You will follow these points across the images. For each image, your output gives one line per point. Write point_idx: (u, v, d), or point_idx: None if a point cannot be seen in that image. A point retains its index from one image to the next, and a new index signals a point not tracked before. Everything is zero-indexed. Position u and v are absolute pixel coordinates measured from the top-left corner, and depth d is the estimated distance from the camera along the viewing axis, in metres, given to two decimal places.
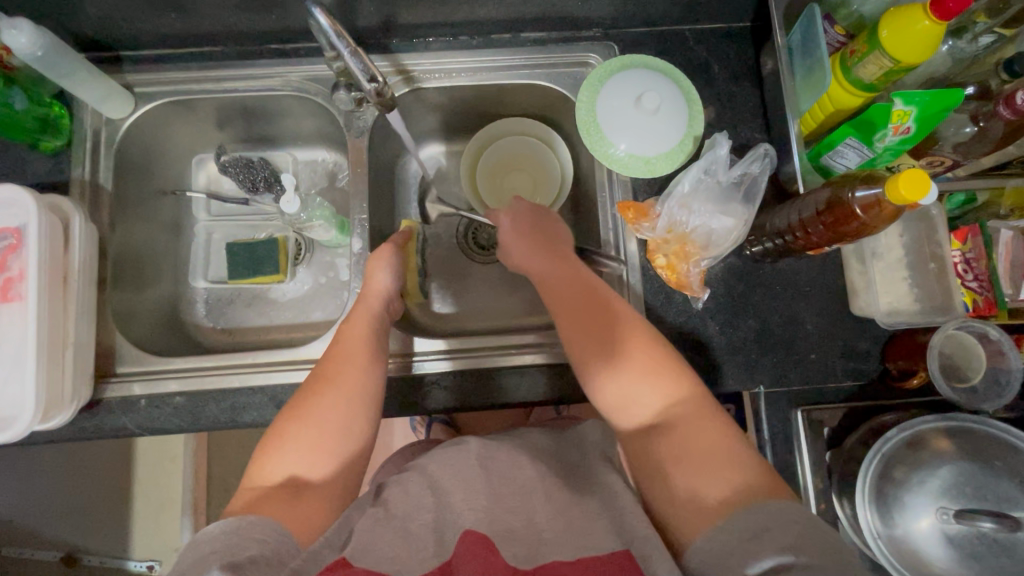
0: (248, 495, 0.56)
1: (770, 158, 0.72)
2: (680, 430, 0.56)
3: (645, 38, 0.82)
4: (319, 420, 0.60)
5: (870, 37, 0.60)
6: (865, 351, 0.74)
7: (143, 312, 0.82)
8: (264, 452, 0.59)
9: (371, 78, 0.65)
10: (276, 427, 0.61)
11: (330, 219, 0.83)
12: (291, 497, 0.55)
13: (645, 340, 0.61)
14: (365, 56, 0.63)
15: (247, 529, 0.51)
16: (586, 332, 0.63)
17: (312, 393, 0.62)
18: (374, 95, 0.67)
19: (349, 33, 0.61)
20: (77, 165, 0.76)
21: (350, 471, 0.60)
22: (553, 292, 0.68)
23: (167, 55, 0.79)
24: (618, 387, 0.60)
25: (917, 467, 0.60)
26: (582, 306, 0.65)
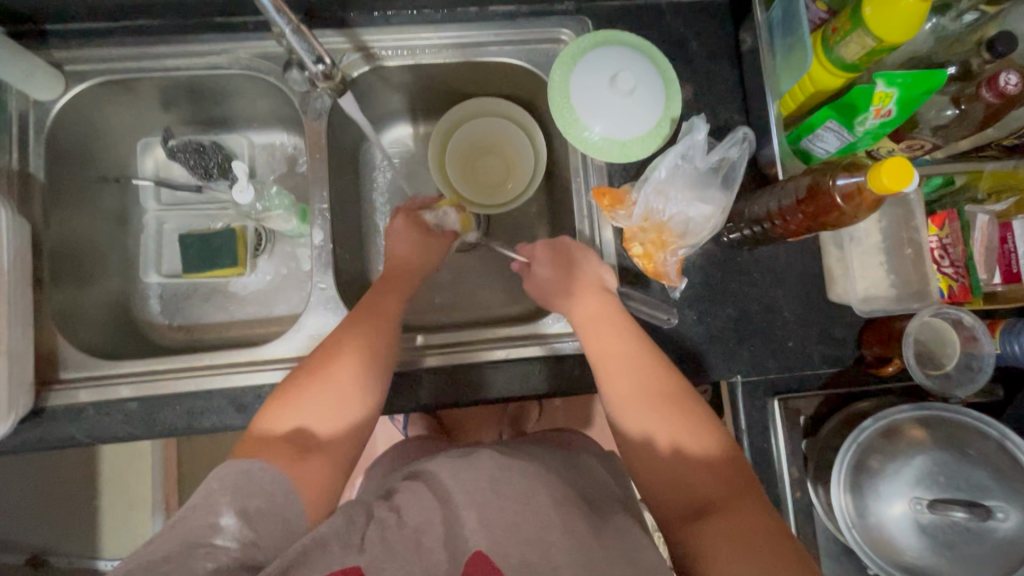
0: (254, 441, 0.55)
1: (750, 143, 0.70)
2: (732, 513, 0.52)
3: (620, 13, 0.77)
4: (332, 388, 0.59)
5: (853, 14, 0.57)
6: (840, 338, 0.73)
7: (89, 311, 0.76)
8: (273, 404, 0.58)
9: (317, 58, 0.61)
10: (289, 381, 0.60)
11: (290, 208, 0.78)
12: (297, 453, 0.54)
13: (702, 415, 0.58)
14: (310, 34, 0.58)
15: (260, 476, 0.51)
16: (636, 388, 0.59)
17: (327, 354, 0.61)
18: (323, 77, 0.64)
19: (291, 8, 0.55)
20: (2, 153, 0.69)
21: (358, 431, 0.59)
22: (606, 341, 0.62)
23: (99, 29, 0.72)
24: (665, 461, 0.56)
25: (893, 456, 0.61)
26: (632, 362, 0.61)
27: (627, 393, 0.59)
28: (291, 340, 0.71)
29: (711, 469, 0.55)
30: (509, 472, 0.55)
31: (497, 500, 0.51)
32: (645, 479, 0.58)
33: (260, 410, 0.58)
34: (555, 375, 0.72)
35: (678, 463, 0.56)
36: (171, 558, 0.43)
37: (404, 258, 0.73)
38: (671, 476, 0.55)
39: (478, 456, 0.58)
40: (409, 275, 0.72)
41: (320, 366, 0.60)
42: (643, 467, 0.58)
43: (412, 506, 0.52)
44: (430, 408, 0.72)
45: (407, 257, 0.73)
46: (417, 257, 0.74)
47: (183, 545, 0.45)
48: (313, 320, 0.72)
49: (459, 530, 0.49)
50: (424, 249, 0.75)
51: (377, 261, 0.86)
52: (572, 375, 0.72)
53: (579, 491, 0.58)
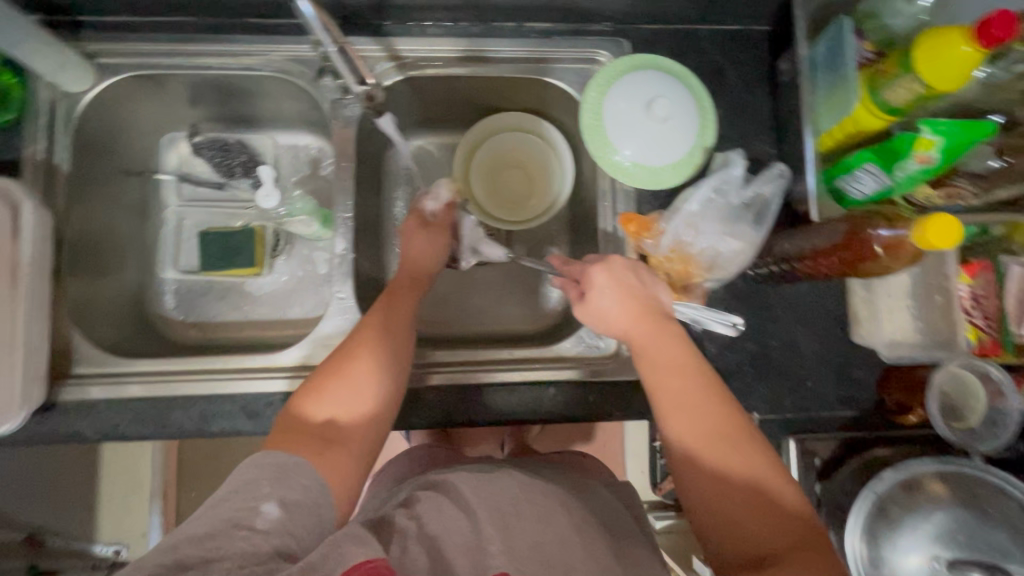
0: (284, 431, 0.54)
1: (785, 180, 0.69)
2: (793, 567, 0.49)
3: (659, 36, 0.76)
4: (360, 382, 0.57)
5: (903, 58, 0.57)
6: (861, 381, 0.72)
7: (104, 303, 0.76)
8: (301, 397, 0.56)
9: (360, 79, 0.64)
10: (316, 373, 0.58)
11: (312, 212, 0.78)
12: (325, 447, 0.53)
13: (760, 453, 0.55)
14: (354, 54, 0.58)
15: (295, 471, 0.50)
16: (683, 410, 0.57)
17: (348, 347, 0.59)
18: (365, 96, 0.67)
19: (337, 25, 0.54)
20: (29, 142, 0.69)
21: (383, 428, 0.58)
22: (658, 374, 0.59)
23: (135, 23, 0.71)
24: (723, 505, 0.53)
25: (912, 509, 0.59)
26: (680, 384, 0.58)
27: (677, 418, 0.57)
28: (304, 348, 0.71)
29: (770, 516, 0.52)
30: (530, 493, 0.55)
31: (517, 521, 0.51)
32: (700, 518, 0.55)
33: (290, 401, 0.57)
34: (569, 399, 0.71)
35: (724, 492, 0.54)
36: (215, 536, 0.44)
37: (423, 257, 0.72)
38: (715, 506, 0.54)
39: (498, 474, 0.58)
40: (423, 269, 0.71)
41: (347, 361, 0.58)
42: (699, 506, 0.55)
43: (430, 515, 0.52)
44: (443, 424, 0.71)
45: (423, 258, 0.72)
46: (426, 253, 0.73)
47: (225, 524, 0.45)
48: (329, 328, 0.72)
49: (478, 549, 0.48)
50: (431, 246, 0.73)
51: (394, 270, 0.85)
52: (587, 401, 0.72)
53: (595, 517, 0.57)
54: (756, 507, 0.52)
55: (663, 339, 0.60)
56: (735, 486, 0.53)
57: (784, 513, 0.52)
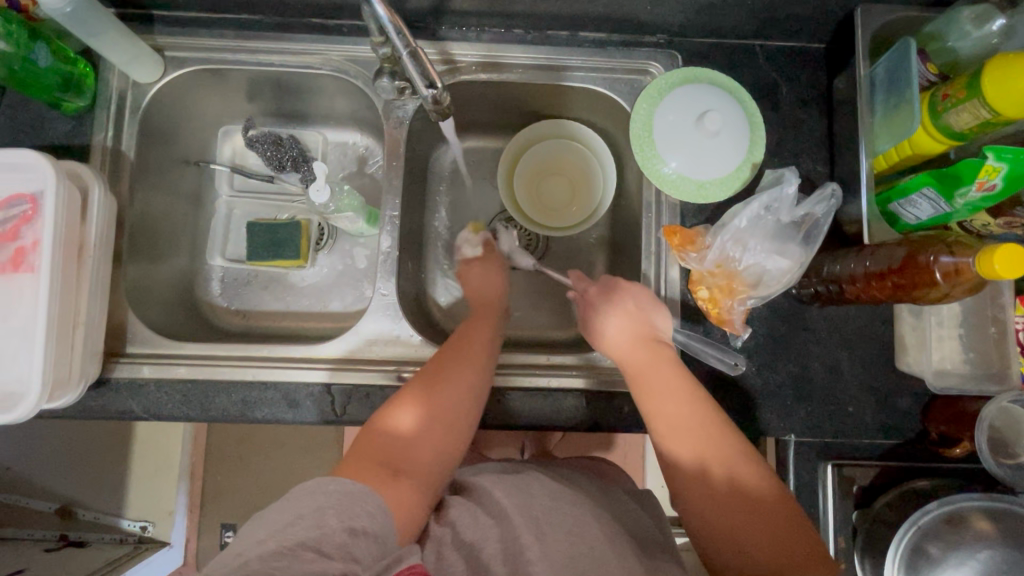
0: (357, 457, 0.55)
1: (838, 200, 0.67)
2: None
3: (712, 50, 0.76)
4: (427, 419, 0.58)
5: (970, 83, 0.56)
6: (905, 409, 0.70)
7: (156, 288, 0.79)
8: (374, 425, 0.58)
9: (428, 83, 0.62)
10: (387, 403, 0.60)
11: (359, 209, 0.79)
12: (391, 476, 0.54)
13: (757, 472, 0.56)
14: (425, 59, 0.59)
15: (362, 497, 0.50)
16: (678, 428, 0.59)
17: (420, 380, 0.61)
18: (430, 101, 0.64)
19: (409, 31, 0.56)
20: (99, 129, 0.72)
21: (446, 464, 0.58)
22: (654, 398, 0.61)
23: (204, 19, 0.74)
24: (728, 531, 0.54)
25: (955, 545, 0.58)
26: (674, 404, 0.60)
27: (673, 440, 0.59)
28: (345, 341, 0.72)
29: (775, 538, 0.53)
30: (565, 502, 0.55)
31: (551, 529, 0.51)
32: (706, 546, 0.55)
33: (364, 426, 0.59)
34: (604, 409, 0.71)
35: (727, 515, 0.55)
36: (283, 554, 0.44)
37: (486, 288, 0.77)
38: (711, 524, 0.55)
39: (529, 482, 0.58)
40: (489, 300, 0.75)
41: (419, 396, 0.60)
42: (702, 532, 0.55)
43: (466, 519, 0.53)
44: (478, 426, 0.71)
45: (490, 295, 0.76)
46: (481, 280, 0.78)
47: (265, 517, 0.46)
48: (371, 323, 0.73)
49: (513, 555, 0.49)
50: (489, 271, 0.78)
51: (432, 268, 0.86)
52: (619, 411, 0.71)
53: (628, 529, 0.57)
54: (760, 530, 0.53)
55: (658, 365, 0.63)
56: (736, 509, 0.55)
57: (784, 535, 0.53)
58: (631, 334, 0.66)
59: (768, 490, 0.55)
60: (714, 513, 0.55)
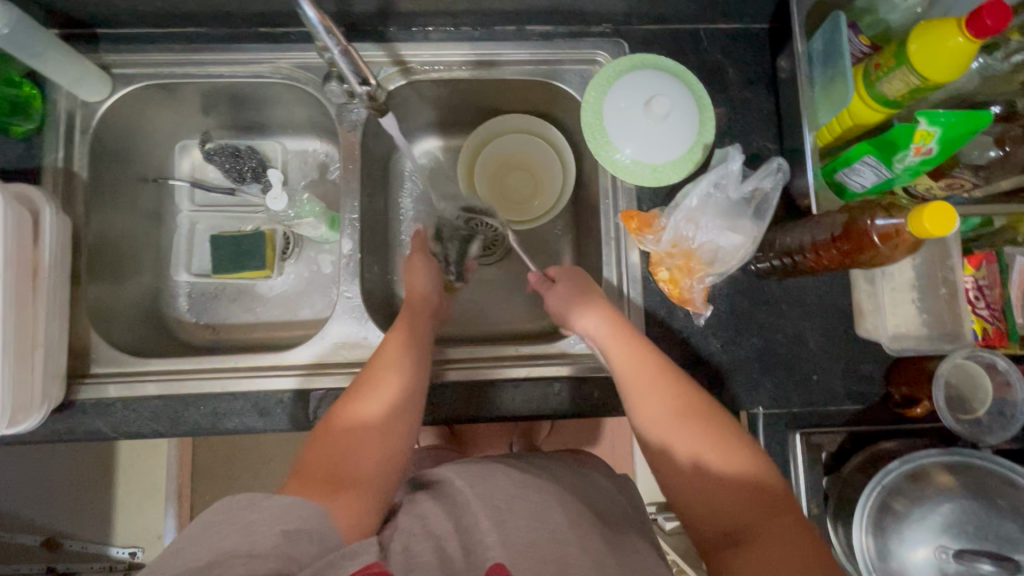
0: (298, 479, 0.55)
1: (785, 173, 0.69)
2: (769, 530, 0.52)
3: (658, 37, 0.77)
4: (360, 425, 0.59)
5: (897, 51, 0.57)
6: (867, 374, 0.72)
7: (121, 307, 0.78)
8: (312, 444, 0.58)
9: (363, 80, 0.63)
10: (326, 417, 0.60)
11: (320, 215, 0.80)
12: (330, 490, 0.54)
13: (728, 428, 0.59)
14: (357, 56, 0.60)
15: (298, 508, 0.50)
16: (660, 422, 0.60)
17: (359, 390, 0.62)
18: (367, 98, 0.66)
19: (339, 29, 0.57)
20: (50, 151, 0.71)
21: (391, 469, 0.58)
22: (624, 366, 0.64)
23: (149, 35, 0.74)
24: (700, 483, 0.56)
25: (919, 501, 0.59)
26: (656, 396, 0.61)
27: (648, 410, 0.61)
28: (313, 347, 0.72)
29: (745, 486, 0.55)
30: (532, 490, 0.55)
31: (513, 517, 0.52)
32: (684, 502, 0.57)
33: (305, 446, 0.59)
34: (575, 396, 0.72)
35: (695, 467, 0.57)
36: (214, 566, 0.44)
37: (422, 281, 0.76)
38: (695, 491, 0.56)
39: (494, 473, 0.58)
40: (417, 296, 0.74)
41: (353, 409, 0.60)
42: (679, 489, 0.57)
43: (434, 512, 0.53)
44: (450, 421, 0.72)
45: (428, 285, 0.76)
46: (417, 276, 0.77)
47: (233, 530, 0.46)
48: (338, 327, 0.73)
49: (479, 545, 0.49)
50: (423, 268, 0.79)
51: (400, 270, 0.87)
52: (588, 396, 0.72)
53: (597, 512, 0.58)
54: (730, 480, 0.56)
55: (629, 335, 0.66)
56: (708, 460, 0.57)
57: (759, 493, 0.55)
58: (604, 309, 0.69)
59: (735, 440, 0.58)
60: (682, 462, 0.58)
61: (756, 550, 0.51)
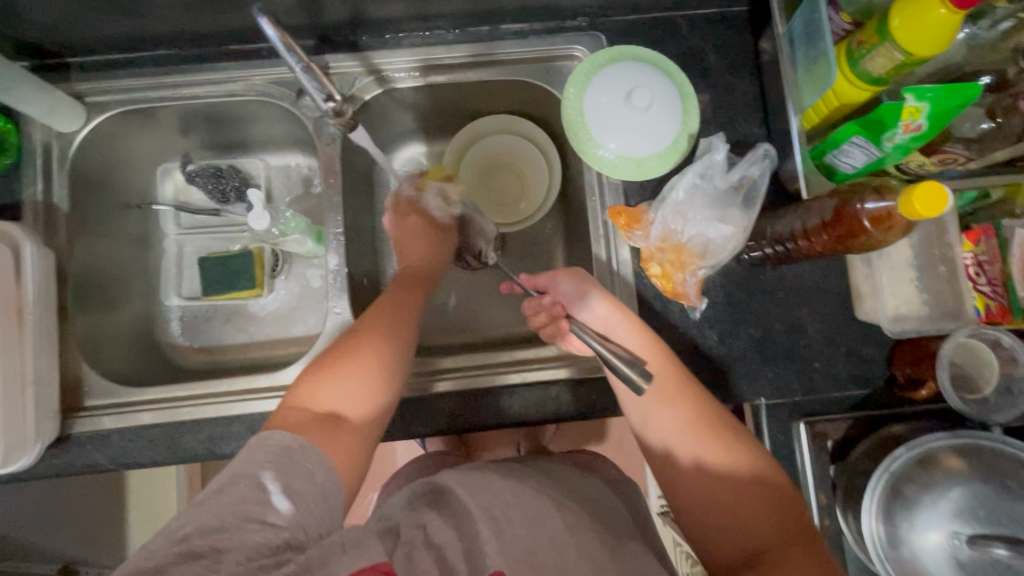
0: (289, 413, 0.55)
1: (772, 160, 0.68)
2: (788, 560, 0.51)
3: (635, 27, 0.76)
4: (364, 363, 0.59)
5: (880, 26, 0.55)
6: (870, 358, 0.71)
7: (113, 336, 0.78)
8: (308, 378, 0.58)
9: (327, 95, 0.61)
10: (326, 355, 0.60)
11: (305, 230, 0.80)
12: (327, 427, 0.54)
13: (751, 450, 0.58)
14: (319, 69, 0.59)
15: (302, 455, 0.51)
16: (673, 436, 0.60)
17: (352, 343, 0.61)
18: (334, 114, 0.64)
19: (300, 47, 0.57)
20: (29, 185, 0.71)
21: (382, 418, 0.59)
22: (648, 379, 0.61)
23: (120, 60, 0.73)
24: (722, 509, 0.56)
25: (928, 487, 0.58)
26: (671, 410, 0.60)
27: (669, 429, 0.60)
28: (306, 365, 0.72)
29: (768, 514, 0.54)
30: (531, 499, 0.55)
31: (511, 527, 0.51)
32: (700, 530, 0.56)
33: (296, 382, 0.59)
34: (573, 399, 0.71)
35: (714, 488, 0.57)
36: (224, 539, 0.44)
37: (414, 249, 0.77)
38: (715, 517, 0.56)
39: (493, 482, 0.57)
40: (417, 266, 0.75)
41: (358, 348, 0.60)
42: (698, 516, 0.57)
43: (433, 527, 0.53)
44: (448, 431, 0.71)
45: (421, 260, 0.76)
46: (415, 245, 0.77)
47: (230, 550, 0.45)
48: (329, 344, 0.73)
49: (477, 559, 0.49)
50: (422, 236, 0.78)
51: (392, 280, 0.86)
52: (582, 397, 0.71)
53: (598, 517, 0.57)
54: (751, 507, 0.55)
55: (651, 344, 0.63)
56: (730, 484, 0.56)
57: (778, 519, 0.54)
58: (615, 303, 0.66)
59: (760, 466, 0.57)
60: (703, 489, 0.57)
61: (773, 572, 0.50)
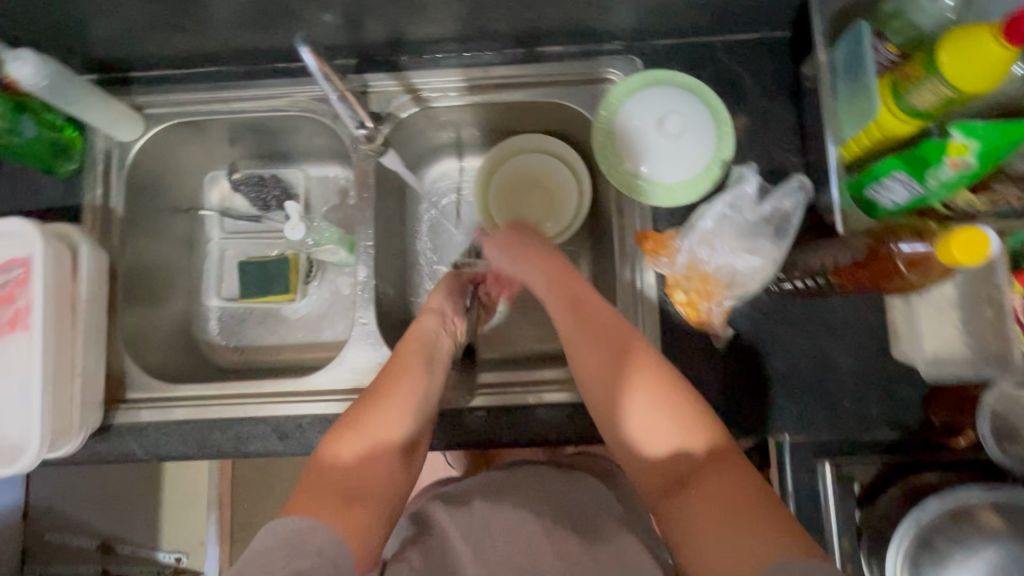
0: (307, 488, 0.55)
1: (807, 191, 0.67)
2: (708, 485, 0.52)
3: (672, 51, 0.75)
4: (383, 428, 0.59)
5: (928, 60, 0.54)
6: (904, 400, 0.67)
7: (155, 334, 0.82)
8: (328, 443, 0.58)
9: (360, 123, 0.68)
10: (343, 421, 0.60)
11: (338, 240, 0.82)
12: (343, 502, 0.54)
13: (677, 381, 0.58)
14: (353, 100, 0.64)
15: (313, 532, 0.50)
16: (608, 378, 0.60)
17: (372, 410, 0.60)
18: (365, 139, 0.71)
19: (338, 76, 0.60)
20: (89, 190, 0.76)
21: (402, 481, 0.59)
22: (575, 329, 0.64)
23: (177, 75, 0.78)
24: (646, 439, 0.57)
25: (958, 543, 0.55)
26: (613, 353, 0.61)
27: (595, 367, 0.61)
28: (331, 371, 0.74)
29: (692, 443, 0.55)
30: None
31: None
32: (632, 459, 0.59)
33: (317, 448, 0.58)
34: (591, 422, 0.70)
35: (642, 422, 0.57)
36: None
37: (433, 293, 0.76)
38: (639, 446, 0.57)
39: None
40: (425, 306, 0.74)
41: (376, 412, 0.60)
42: (628, 445, 0.59)
43: None
44: (461, 447, 0.71)
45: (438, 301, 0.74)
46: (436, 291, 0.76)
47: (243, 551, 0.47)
48: (354, 353, 0.75)
49: None
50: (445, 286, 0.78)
51: (418, 291, 0.88)
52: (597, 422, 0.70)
53: None
54: (675, 434, 0.56)
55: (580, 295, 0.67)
56: (658, 416, 0.57)
57: (704, 452, 0.55)
58: (552, 263, 0.72)
59: (692, 402, 0.57)
60: (628, 419, 0.58)
61: (694, 499, 0.52)
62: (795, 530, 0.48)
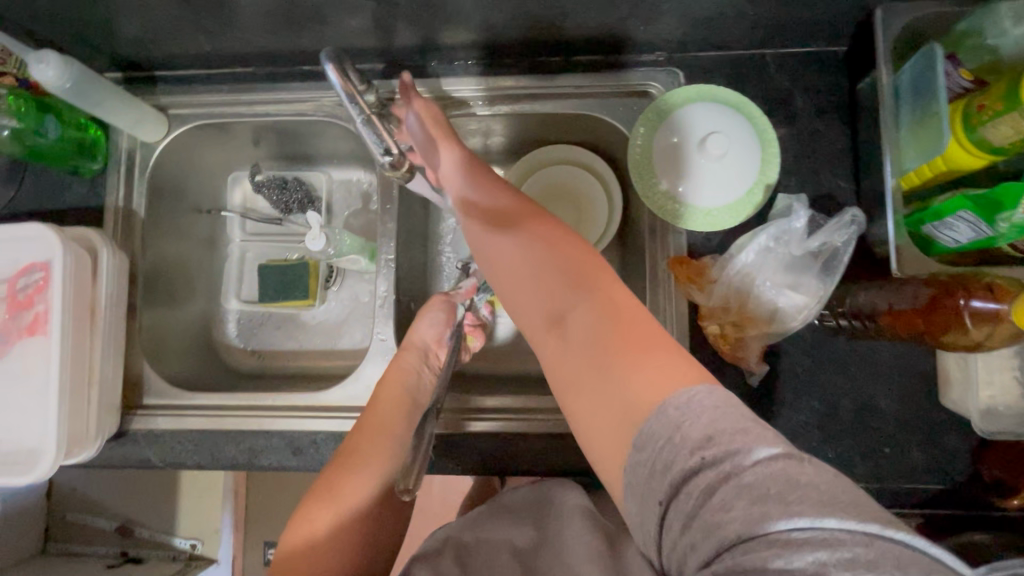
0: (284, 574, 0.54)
1: (859, 226, 0.61)
2: (604, 331, 0.46)
3: (718, 64, 0.71)
4: (359, 500, 0.57)
5: (1008, 92, 0.49)
6: (952, 450, 0.63)
7: (174, 337, 0.82)
8: (300, 524, 0.56)
9: (386, 150, 0.61)
10: (315, 494, 0.57)
11: (359, 248, 0.81)
12: None
13: (569, 240, 0.52)
14: (381, 124, 0.59)
15: None
16: (503, 261, 0.54)
17: (350, 482, 0.58)
18: (389, 166, 0.63)
19: (364, 99, 0.56)
20: (111, 192, 0.76)
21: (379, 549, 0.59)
22: (472, 229, 0.58)
23: (202, 75, 0.76)
24: (541, 306, 0.51)
25: None
26: (502, 242, 0.54)
27: (490, 263, 0.56)
28: (348, 387, 0.73)
29: (581, 285, 0.49)
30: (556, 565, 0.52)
31: None
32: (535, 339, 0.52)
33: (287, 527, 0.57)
34: None
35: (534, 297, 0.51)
36: None
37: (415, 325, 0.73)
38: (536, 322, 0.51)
39: None
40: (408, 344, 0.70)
41: (350, 485, 0.58)
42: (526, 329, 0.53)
43: None
44: (477, 472, 0.68)
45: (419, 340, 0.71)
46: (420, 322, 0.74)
47: None
48: (371, 368, 0.73)
49: None
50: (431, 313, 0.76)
51: None
52: None
53: None
54: (572, 293, 0.49)
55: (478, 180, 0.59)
56: (552, 289, 0.50)
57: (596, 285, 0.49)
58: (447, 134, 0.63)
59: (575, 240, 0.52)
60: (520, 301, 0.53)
61: (592, 350, 0.46)
62: (687, 361, 0.43)
